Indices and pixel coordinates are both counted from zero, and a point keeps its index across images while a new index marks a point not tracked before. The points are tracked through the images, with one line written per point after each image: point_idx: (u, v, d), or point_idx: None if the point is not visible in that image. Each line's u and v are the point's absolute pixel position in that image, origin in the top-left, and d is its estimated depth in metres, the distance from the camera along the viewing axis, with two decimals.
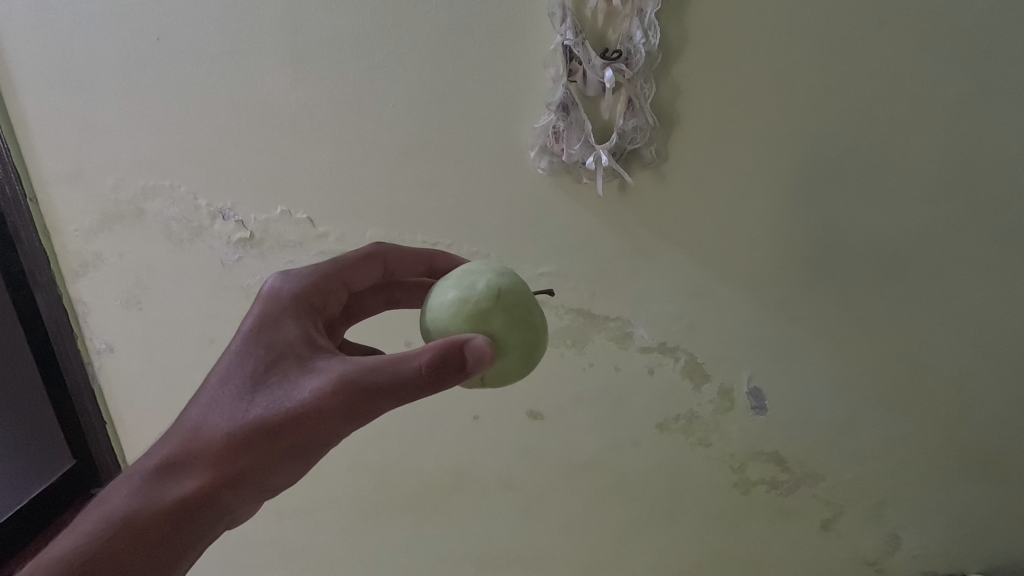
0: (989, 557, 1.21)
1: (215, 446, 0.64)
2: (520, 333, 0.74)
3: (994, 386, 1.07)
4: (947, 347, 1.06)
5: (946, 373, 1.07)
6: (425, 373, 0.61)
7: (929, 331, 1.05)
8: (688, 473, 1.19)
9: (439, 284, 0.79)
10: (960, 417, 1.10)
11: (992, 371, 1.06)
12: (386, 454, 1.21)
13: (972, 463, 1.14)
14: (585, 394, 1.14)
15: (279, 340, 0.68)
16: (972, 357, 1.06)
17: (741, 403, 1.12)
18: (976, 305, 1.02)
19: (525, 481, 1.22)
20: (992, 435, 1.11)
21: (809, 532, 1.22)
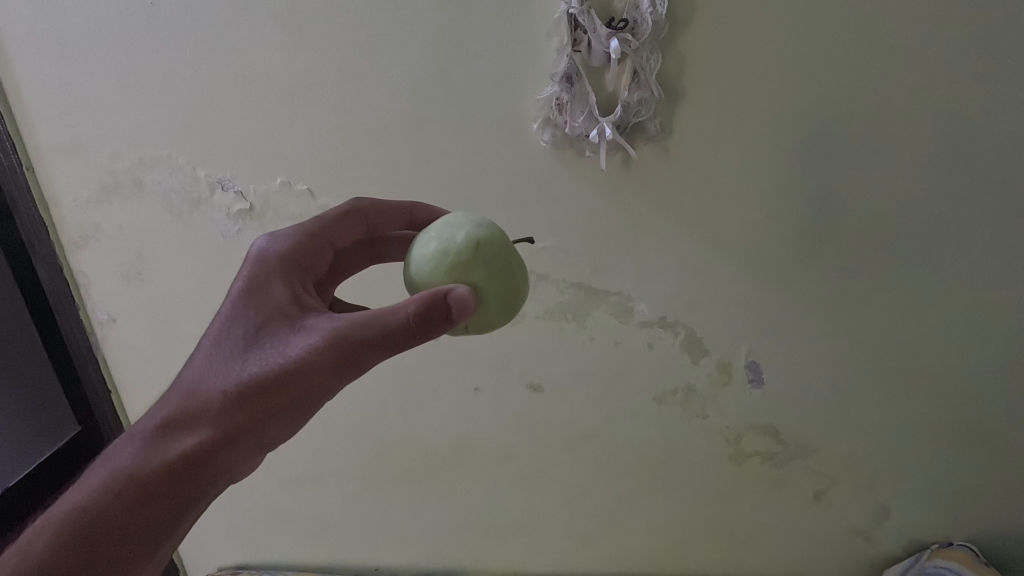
0: (976, 527, 1.25)
1: (211, 404, 0.63)
2: (501, 283, 0.74)
3: (990, 363, 1.09)
4: (946, 324, 1.06)
5: (944, 349, 1.08)
6: (414, 322, 0.61)
7: (929, 309, 1.05)
8: (685, 445, 1.21)
9: (418, 237, 0.79)
10: (955, 392, 1.12)
11: (989, 348, 1.07)
12: (388, 425, 1.23)
13: (964, 437, 1.16)
14: (585, 368, 1.15)
15: (267, 300, 0.68)
16: (970, 333, 1.07)
17: (739, 378, 1.13)
18: (977, 283, 1.03)
19: (525, 453, 1.24)
20: (986, 410, 1.13)
21: (802, 503, 1.25)
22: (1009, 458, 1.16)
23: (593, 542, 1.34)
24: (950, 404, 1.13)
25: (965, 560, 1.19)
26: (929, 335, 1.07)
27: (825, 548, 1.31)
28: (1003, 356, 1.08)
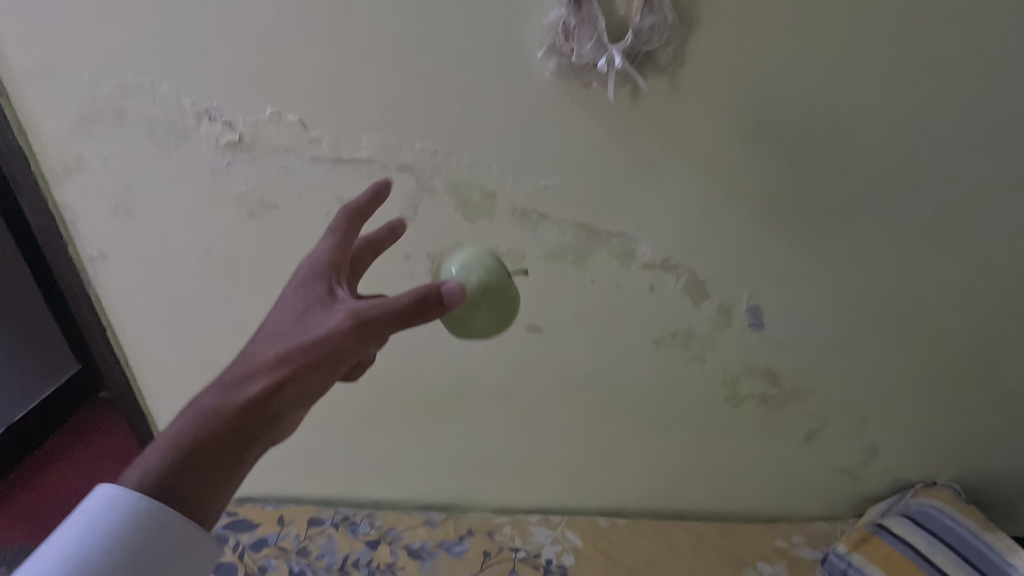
0: (959, 464, 1.29)
1: (251, 375, 0.61)
2: (497, 304, 0.77)
3: (990, 308, 1.09)
4: (951, 270, 1.06)
5: (946, 295, 1.08)
6: (425, 299, 0.63)
7: (933, 255, 1.04)
8: (682, 387, 1.22)
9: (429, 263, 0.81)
10: (951, 337, 1.13)
11: (991, 293, 1.07)
12: (387, 366, 1.23)
13: (956, 380, 1.18)
14: (585, 311, 1.14)
15: (310, 283, 0.69)
16: (974, 279, 1.06)
17: (739, 322, 1.13)
18: (986, 228, 1.01)
19: (524, 393, 1.25)
20: (980, 355, 1.14)
21: (793, 443, 1.28)
22: (997, 399, 1.20)
23: (589, 479, 1.38)
24: (944, 348, 1.14)
25: (948, 498, 1.23)
26: (931, 281, 1.07)
27: (812, 485, 1.35)
28: (1000, 303, 1.08)
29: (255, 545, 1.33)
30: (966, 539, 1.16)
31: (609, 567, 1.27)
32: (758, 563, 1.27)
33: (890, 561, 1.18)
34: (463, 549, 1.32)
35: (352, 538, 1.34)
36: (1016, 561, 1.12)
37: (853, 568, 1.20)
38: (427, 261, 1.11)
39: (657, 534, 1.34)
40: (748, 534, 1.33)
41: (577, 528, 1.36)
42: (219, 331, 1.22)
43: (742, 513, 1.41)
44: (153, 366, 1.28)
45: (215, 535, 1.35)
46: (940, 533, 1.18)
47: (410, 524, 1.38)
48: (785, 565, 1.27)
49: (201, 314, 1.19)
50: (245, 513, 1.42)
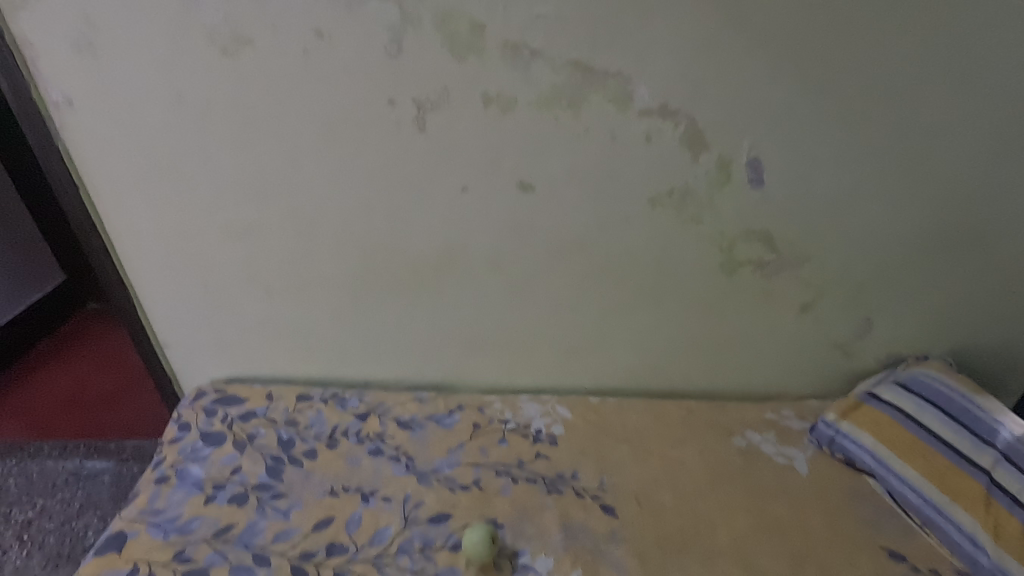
0: (944, 333, 1.34)
1: None
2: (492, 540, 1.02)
3: (976, 159, 1.14)
4: (944, 118, 1.09)
5: (937, 145, 1.12)
6: None
7: (926, 101, 1.07)
8: (677, 252, 1.21)
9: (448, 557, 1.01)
10: (945, 196, 1.17)
11: (978, 142, 1.12)
12: (374, 231, 1.18)
13: (944, 239, 1.22)
14: (581, 165, 1.11)
15: None
16: (963, 128, 1.10)
17: (738, 177, 1.12)
18: (978, 71, 1.05)
19: (516, 260, 1.22)
20: (968, 211, 1.19)
21: (788, 315, 1.29)
22: (981, 260, 1.25)
23: (580, 357, 1.37)
24: (934, 206, 1.18)
25: (940, 368, 1.25)
26: (927, 131, 1.10)
27: (803, 360, 1.36)
28: (986, 155, 1.14)
29: (244, 417, 1.26)
30: (956, 401, 1.18)
31: (599, 435, 1.27)
32: (747, 432, 1.29)
33: (878, 425, 1.20)
34: (454, 422, 1.29)
35: (342, 412, 1.30)
36: (1004, 419, 1.13)
37: (841, 434, 1.22)
38: (412, 108, 1.05)
39: (648, 409, 1.34)
40: (739, 407, 1.35)
41: (568, 404, 1.36)
42: (201, 190, 1.13)
43: (733, 393, 1.42)
44: (132, 235, 1.18)
45: (203, 409, 1.28)
46: (929, 396, 1.20)
47: (399, 400, 1.34)
48: (774, 434, 1.28)
49: (180, 170, 1.11)
50: (232, 390, 1.34)
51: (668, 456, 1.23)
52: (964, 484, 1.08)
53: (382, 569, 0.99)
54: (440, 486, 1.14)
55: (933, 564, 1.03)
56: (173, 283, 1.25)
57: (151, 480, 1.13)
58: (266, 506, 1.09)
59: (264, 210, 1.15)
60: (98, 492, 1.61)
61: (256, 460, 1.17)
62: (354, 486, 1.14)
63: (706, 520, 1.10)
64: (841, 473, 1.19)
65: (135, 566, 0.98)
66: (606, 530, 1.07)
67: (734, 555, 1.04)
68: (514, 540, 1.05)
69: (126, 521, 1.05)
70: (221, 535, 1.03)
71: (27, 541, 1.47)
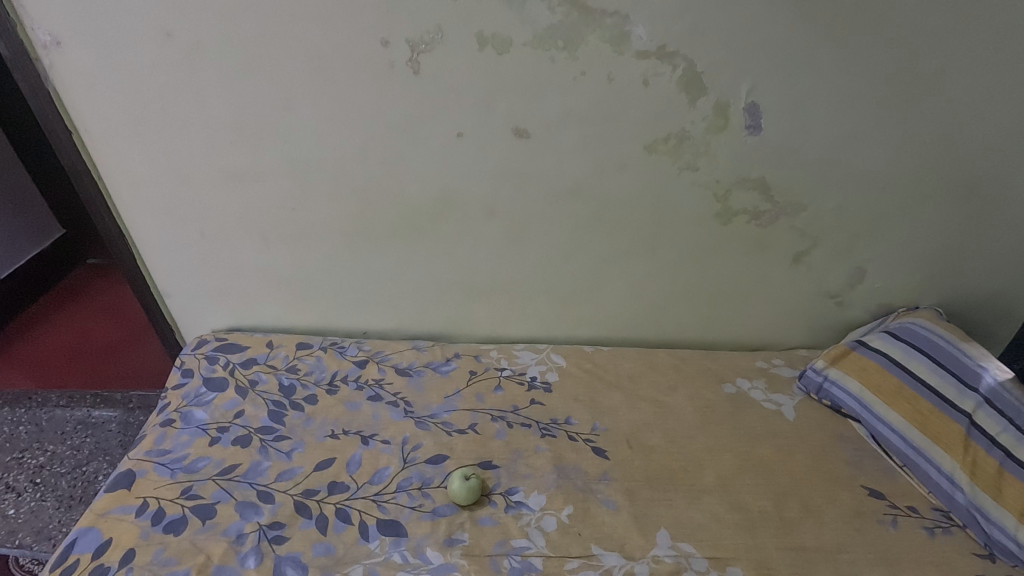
0: (935, 283, 1.36)
1: None
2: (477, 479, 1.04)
3: (978, 104, 1.13)
4: (948, 62, 1.08)
5: (940, 90, 1.11)
6: None
7: (928, 43, 1.05)
8: (671, 199, 1.22)
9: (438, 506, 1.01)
10: (944, 142, 1.17)
11: (982, 88, 1.11)
12: (369, 177, 1.18)
13: (939, 188, 1.23)
14: (576, 110, 1.11)
15: None
16: (967, 72, 1.09)
17: (735, 123, 1.13)
18: (985, 10, 1.03)
19: (511, 207, 1.23)
20: (965, 160, 1.19)
21: (782, 264, 1.32)
22: (975, 210, 1.26)
23: (575, 306, 1.39)
24: (931, 152, 1.18)
25: (930, 319, 1.29)
26: (928, 76, 1.09)
27: (794, 309, 1.39)
28: (988, 99, 1.12)
29: (245, 364, 1.29)
30: (943, 347, 1.21)
31: (593, 381, 1.31)
32: (737, 379, 1.34)
33: (865, 372, 1.25)
34: (451, 369, 1.32)
35: (341, 359, 1.32)
36: (988, 365, 1.16)
37: (829, 381, 1.28)
38: (406, 49, 1.04)
39: (641, 357, 1.38)
40: (730, 356, 1.40)
41: (563, 353, 1.39)
42: (193, 134, 1.12)
43: (726, 341, 1.46)
44: (126, 181, 1.18)
45: (205, 356, 1.30)
46: (917, 344, 1.24)
47: (398, 349, 1.37)
48: (763, 381, 1.34)
49: (172, 114, 1.10)
50: (234, 338, 1.36)
51: (660, 401, 1.27)
52: (945, 426, 1.12)
53: (382, 506, 1.00)
54: (437, 430, 1.16)
55: (910, 501, 1.08)
56: (169, 229, 1.25)
57: (157, 423, 1.14)
58: (269, 448, 1.09)
59: (257, 155, 1.15)
60: (107, 440, 1.65)
61: (258, 405, 1.19)
62: (354, 429, 1.15)
63: (694, 459, 1.14)
64: (828, 418, 1.25)
65: (144, 502, 0.98)
66: (597, 471, 1.10)
67: (719, 492, 1.08)
68: (508, 480, 1.07)
69: (133, 461, 1.06)
70: (227, 473, 1.04)
71: (40, 484, 1.52)
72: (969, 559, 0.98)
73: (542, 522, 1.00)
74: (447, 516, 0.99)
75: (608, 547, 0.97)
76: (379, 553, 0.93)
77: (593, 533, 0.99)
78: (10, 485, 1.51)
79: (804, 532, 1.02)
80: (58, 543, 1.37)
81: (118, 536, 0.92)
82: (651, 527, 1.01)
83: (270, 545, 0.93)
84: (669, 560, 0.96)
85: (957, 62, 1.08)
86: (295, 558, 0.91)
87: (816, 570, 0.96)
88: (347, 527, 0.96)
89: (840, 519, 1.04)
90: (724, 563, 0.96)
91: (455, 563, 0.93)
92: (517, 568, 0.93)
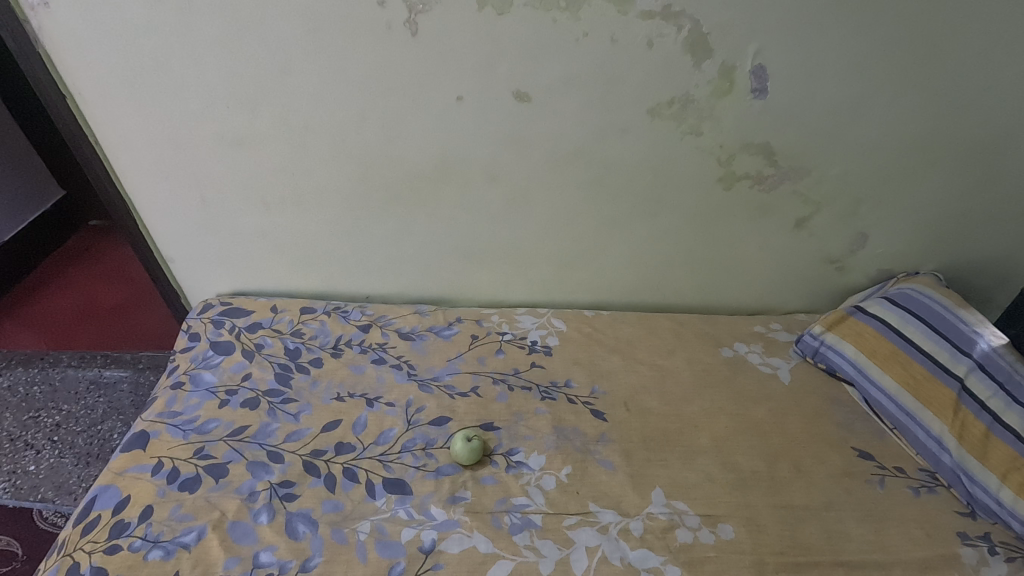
0: (936, 250, 1.36)
1: None
2: (479, 438, 1.07)
3: (991, 66, 1.10)
4: (961, 22, 1.04)
5: (952, 51, 1.08)
6: None
7: (943, 3, 1.02)
8: (674, 164, 1.21)
9: (444, 467, 1.05)
10: (954, 105, 1.15)
11: (996, 47, 1.07)
12: (368, 141, 1.17)
13: (946, 152, 1.21)
14: (578, 72, 1.08)
15: None
16: (981, 32, 1.06)
17: (741, 86, 1.10)
18: None
19: (513, 171, 1.22)
20: (973, 124, 1.17)
21: (783, 229, 1.31)
22: (979, 175, 1.24)
23: (575, 270, 1.40)
24: (939, 116, 1.16)
25: (929, 285, 1.29)
26: (941, 37, 1.06)
27: (794, 274, 1.40)
28: (1001, 62, 1.09)
29: (250, 328, 1.31)
30: (940, 313, 1.22)
31: (592, 345, 1.33)
32: (735, 344, 1.36)
33: (861, 337, 1.27)
34: (453, 333, 1.34)
35: (345, 324, 1.34)
36: (983, 331, 1.17)
37: (825, 345, 1.30)
38: (403, 9, 1.01)
39: (641, 322, 1.40)
40: (729, 321, 1.42)
41: (564, 317, 1.41)
42: (187, 99, 1.11)
43: (725, 306, 1.48)
44: (123, 145, 1.17)
45: (211, 320, 1.32)
46: (914, 309, 1.25)
47: (400, 313, 1.39)
48: (761, 345, 1.36)
49: (166, 78, 1.08)
50: (239, 303, 1.38)
51: (658, 364, 1.29)
52: (937, 391, 1.14)
53: (388, 465, 1.04)
54: (440, 392, 1.19)
55: (898, 462, 1.12)
56: (169, 194, 1.25)
57: (167, 385, 1.17)
58: (277, 410, 1.13)
59: (255, 119, 1.14)
60: (119, 400, 1.70)
61: (265, 368, 1.21)
62: (359, 392, 1.18)
63: (690, 422, 1.17)
64: (822, 381, 1.28)
65: (160, 461, 1.01)
66: (595, 432, 1.14)
67: (713, 453, 1.11)
68: (509, 441, 1.10)
69: (146, 422, 1.09)
70: (237, 434, 1.07)
71: (57, 442, 1.57)
72: (951, 517, 1.03)
73: (542, 481, 1.04)
74: (450, 475, 1.03)
75: (605, 505, 1.01)
76: (385, 510, 0.97)
77: (590, 490, 1.03)
78: (29, 442, 1.57)
79: (794, 491, 1.06)
80: (79, 498, 1.44)
81: (136, 493, 0.96)
82: (646, 486, 1.05)
83: (282, 503, 0.97)
84: (663, 517, 1.00)
85: (972, 21, 1.05)
86: (305, 515, 0.95)
87: (803, 527, 1.00)
88: (355, 485, 1.00)
89: (829, 478, 1.08)
90: (716, 520, 1.00)
91: (457, 519, 0.97)
92: (518, 524, 0.97)
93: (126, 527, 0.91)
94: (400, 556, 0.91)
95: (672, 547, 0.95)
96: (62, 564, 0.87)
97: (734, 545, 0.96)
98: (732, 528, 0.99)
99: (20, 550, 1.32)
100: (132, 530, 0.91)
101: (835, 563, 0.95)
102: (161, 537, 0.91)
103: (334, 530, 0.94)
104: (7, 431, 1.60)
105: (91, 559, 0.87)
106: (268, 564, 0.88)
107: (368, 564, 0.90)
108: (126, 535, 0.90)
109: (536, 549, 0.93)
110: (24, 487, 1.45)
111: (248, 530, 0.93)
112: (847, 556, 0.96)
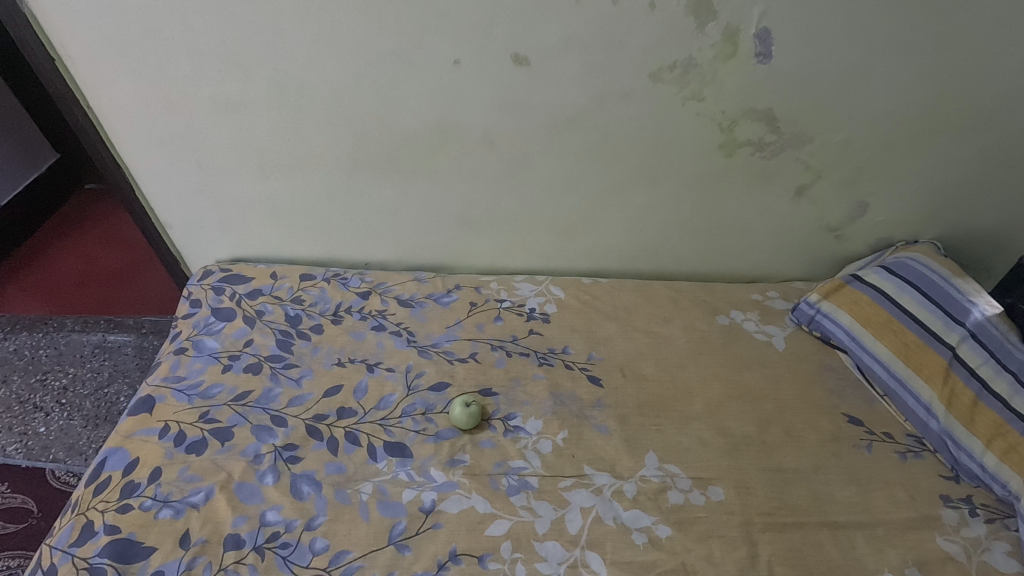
0: (937, 219, 1.36)
1: None
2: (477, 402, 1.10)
3: (1003, 27, 1.06)
4: None
5: (963, 11, 1.05)
6: None
7: None
8: (674, 130, 1.19)
9: (444, 430, 1.07)
10: (964, 70, 1.12)
11: (1008, 8, 1.04)
12: (364, 105, 1.15)
13: (953, 119, 1.19)
14: (578, 35, 1.06)
15: None
16: None
17: (745, 50, 1.08)
18: None
19: (511, 137, 1.20)
20: (982, 88, 1.15)
21: (784, 197, 1.30)
22: (984, 140, 1.22)
23: (574, 237, 1.39)
24: (947, 80, 1.13)
25: (929, 255, 1.29)
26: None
27: (794, 241, 1.40)
28: (1012, 24, 1.06)
29: (251, 295, 1.32)
30: (937, 283, 1.22)
31: (589, 312, 1.34)
32: (731, 311, 1.37)
33: (856, 305, 1.28)
34: (452, 301, 1.35)
35: (344, 290, 1.35)
36: (978, 301, 1.18)
37: (821, 314, 1.31)
38: None
39: (639, 290, 1.41)
40: (726, 289, 1.43)
41: (562, 285, 1.41)
42: (178, 62, 1.08)
43: (723, 273, 1.48)
44: (115, 109, 1.15)
45: (211, 287, 1.32)
46: (911, 279, 1.25)
47: (399, 281, 1.39)
48: (757, 313, 1.37)
49: (156, 39, 1.05)
50: (238, 269, 1.38)
51: (654, 332, 1.31)
52: (928, 359, 1.15)
53: (388, 429, 1.07)
54: (439, 359, 1.21)
55: (886, 428, 1.15)
56: (165, 161, 1.24)
57: (170, 350, 1.19)
58: (279, 375, 1.15)
59: (248, 83, 1.11)
60: (124, 363, 1.73)
61: (266, 334, 1.23)
62: (359, 357, 1.20)
63: (684, 388, 1.19)
64: (815, 349, 1.30)
65: (166, 425, 1.04)
66: (591, 398, 1.16)
67: (706, 418, 1.14)
68: (507, 406, 1.13)
69: (152, 387, 1.11)
70: (241, 399, 1.09)
71: (65, 404, 1.60)
72: (934, 481, 1.06)
73: (538, 445, 1.07)
74: (450, 439, 1.06)
75: (600, 467, 1.04)
76: (386, 472, 1.00)
77: (586, 454, 1.06)
78: (38, 404, 1.60)
79: (783, 454, 1.09)
80: (90, 457, 1.48)
81: (145, 455, 0.99)
82: (640, 450, 1.07)
83: (286, 465, 1.00)
84: (655, 479, 1.03)
85: None
86: (309, 476, 0.98)
87: (790, 489, 1.03)
88: (357, 449, 1.03)
89: (818, 443, 1.11)
90: (707, 483, 1.03)
91: (456, 481, 1.00)
92: (515, 485, 1.00)
93: (137, 488, 0.94)
94: (401, 516, 0.94)
95: (663, 508, 0.99)
96: (76, 522, 0.90)
97: (723, 506, 1.00)
98: (722, 491, 1.02)
99: (36, 507, 1.36)
100: (142, 491, 0.94)
101: (820, 523, 0.98)
102: (171, 497, 0.94)
103: (336, 490, 0.97)
104: (15, 393, 1.63)
105: (104, 517, 0.90)
106: (274, 523, 0.92)
107: (370, 523, 0.93)
108: (136, 495, 0.93)
109: (532, 509, 0.97)
110: (35, 448, 1.49)
111: (253, 490, 0.96)
112: (832, 516, 1.00)
